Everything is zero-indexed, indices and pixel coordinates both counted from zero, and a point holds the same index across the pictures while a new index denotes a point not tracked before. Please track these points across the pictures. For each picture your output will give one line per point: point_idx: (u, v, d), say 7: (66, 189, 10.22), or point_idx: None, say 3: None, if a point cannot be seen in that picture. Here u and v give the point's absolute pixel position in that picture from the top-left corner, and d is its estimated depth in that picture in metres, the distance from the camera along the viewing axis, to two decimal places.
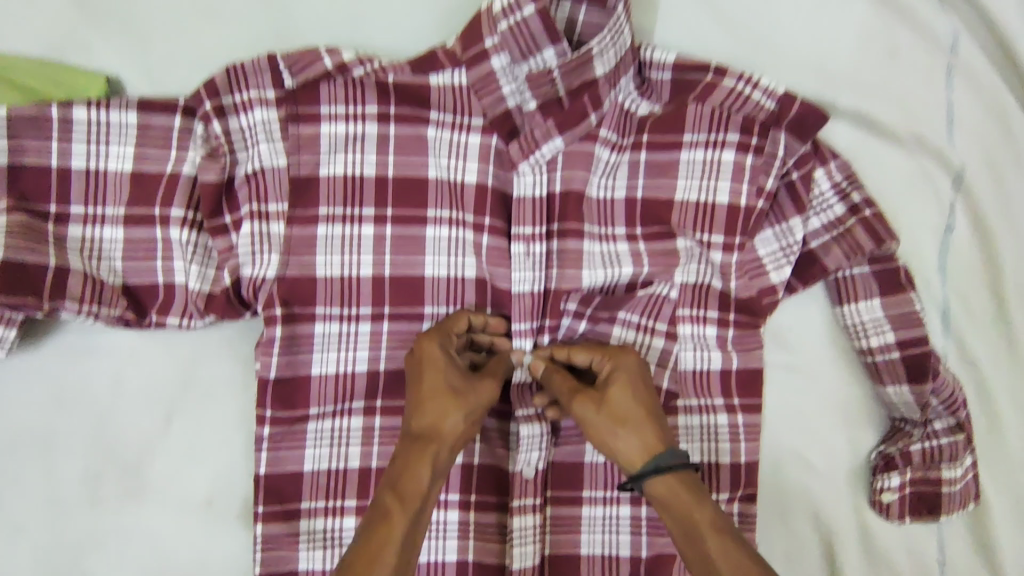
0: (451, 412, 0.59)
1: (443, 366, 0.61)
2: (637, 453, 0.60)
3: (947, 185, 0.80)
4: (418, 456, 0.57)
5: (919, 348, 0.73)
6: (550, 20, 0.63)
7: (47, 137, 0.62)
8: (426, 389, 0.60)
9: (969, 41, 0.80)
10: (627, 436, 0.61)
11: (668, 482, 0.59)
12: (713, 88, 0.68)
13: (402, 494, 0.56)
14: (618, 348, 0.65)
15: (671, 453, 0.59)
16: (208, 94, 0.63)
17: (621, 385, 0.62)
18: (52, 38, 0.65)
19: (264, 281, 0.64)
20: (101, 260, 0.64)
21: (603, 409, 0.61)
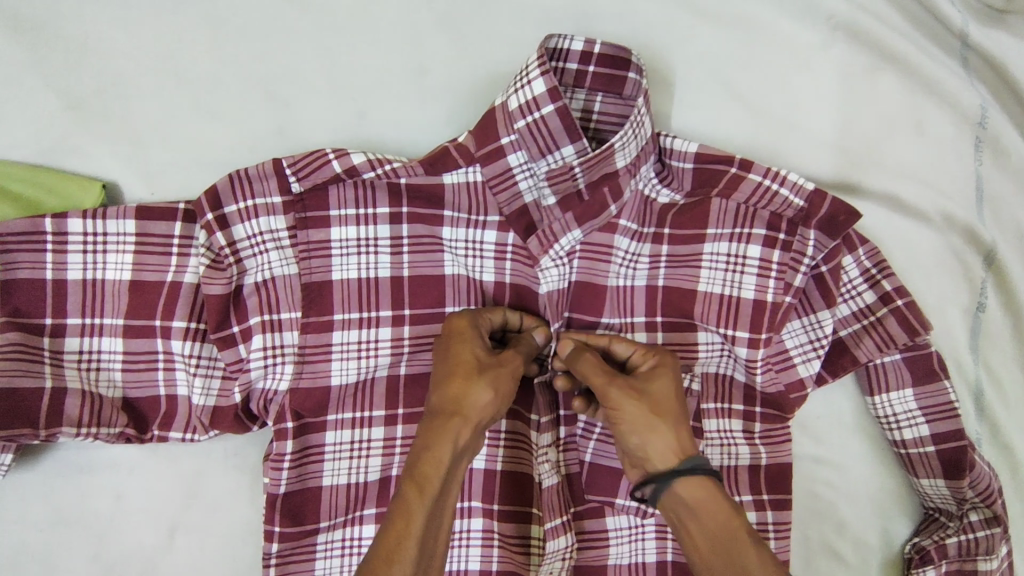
0: (470, 383, 0.54)
1: (467, 338, 0.56)
2: (670, 453, 0.54)
3: (977, 264, 0.77)
4: (439, 432, 0.52)
5: (955, 442, 0.69)
6: (570, 119, 0.60)
7: (41, 249, 0.60)
8: (449, 361, 0.55)
9: (998, 112, 0.76)
10: (666, 430, 0.54)
11: (705, 486, 0.53)
12: (740, 180, 0.65)
13: (419, 470, 0.50)
14: (662, 347, 0.60)
15: (704, 457, 0.54)
16: (211, 205, 0.60)
17: (666, 382, 0.57)
18: (49, 143, 0.63)
19: (276, 393, 0.61)
20: (100, 373, 0.61)
21: (645, 398, 0.56)
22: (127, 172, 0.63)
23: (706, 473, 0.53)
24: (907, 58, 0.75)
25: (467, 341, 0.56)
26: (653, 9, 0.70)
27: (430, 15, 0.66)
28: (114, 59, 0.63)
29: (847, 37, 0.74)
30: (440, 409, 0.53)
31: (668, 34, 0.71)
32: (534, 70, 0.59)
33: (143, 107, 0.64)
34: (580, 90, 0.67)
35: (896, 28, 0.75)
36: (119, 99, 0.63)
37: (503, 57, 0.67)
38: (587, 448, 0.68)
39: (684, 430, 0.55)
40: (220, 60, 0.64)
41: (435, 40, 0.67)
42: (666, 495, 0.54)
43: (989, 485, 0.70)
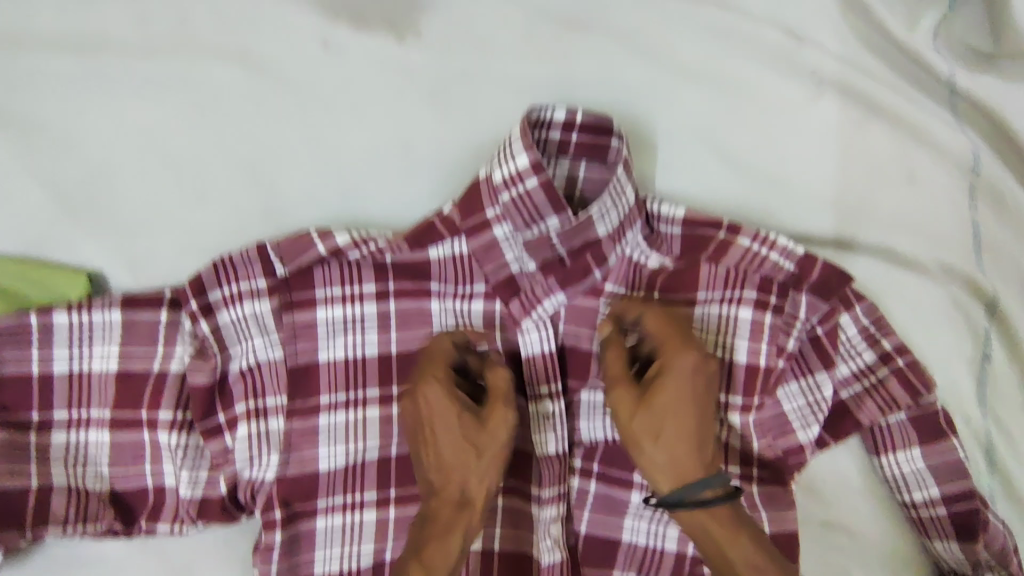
0: (464, 468, 0.56)
1: (445, 412, 0.57)
2: (666, 475, 0.58)
3: (979, 313, 0.75)
4: (447, 524, 0.55)
5: (966, 503, 0.68)
6: (554, 193, 0.59)
7: (27, 344, 0.60)
8: (434, 443, 0.57)
9: (991, 160, 0.76)
10: (657, 455, 0.57)
11: (699, 515, 0.57)
12: (727, 247, 0.65)
13: (446, 545, 0.55)
14: (679, 340, 0.58)
15: (699, 484, 0.56)
16: (194, 292, 0.60)
17: (662, 399, 0.58)
18: (34, 237, 0.63)
19: (263, 483, 0.60)
20: (87, 467, 0.60)
21: (637, 418, 0.58)
22: (112, 262, 0.63)
23: (701, 505, 0.56)
24: (893, 111, 0.74)
25: (444, 417, 0.57)
26: (637, 73, 0.70)
27: (413, 90, 0.66)
28: (97, 150, 0.64)
29: (834, 91, 0.73)
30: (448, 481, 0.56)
31: (652, 98, 0.70)
32: (516, 145, 0.58)
33: (128, 196, 0.64)
34: (564, 158, 0.66)
35: (883, 80, 0.75)
36: (103, 189, 0.64)
37: (486, 129, 0.67)
38: (582, 519, 0.66)
39: (685, 450, 0.57)
40: (202, 145, 0.65)
41: (419, 115, 0.66)
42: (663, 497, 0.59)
43: (1006, 543, 0.67)
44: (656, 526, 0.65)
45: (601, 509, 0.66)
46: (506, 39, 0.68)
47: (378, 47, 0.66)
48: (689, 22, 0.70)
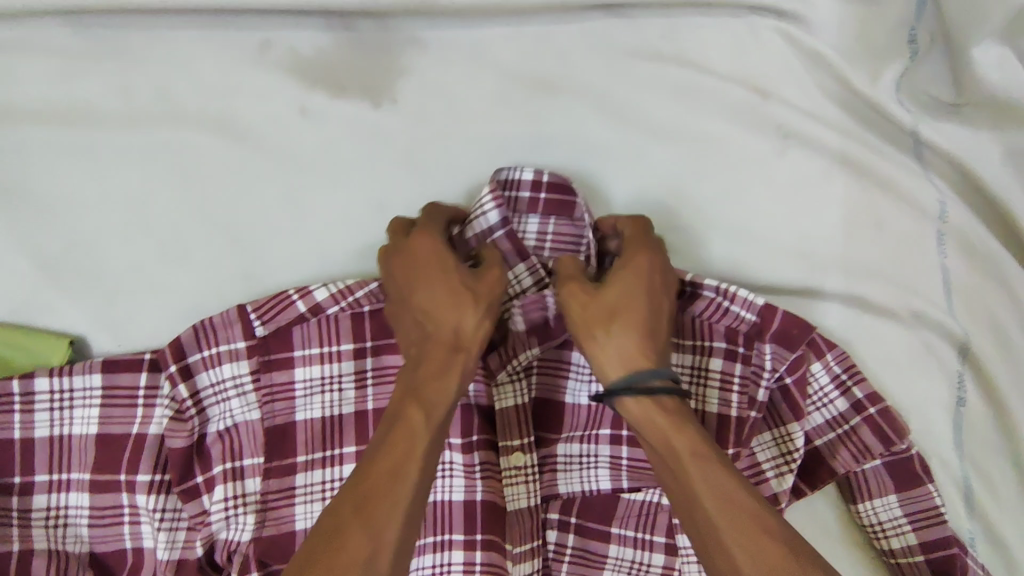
0: (430, 285, 0.59)
1: (414, 289, 0.59)
2: (614, 361, 0.60)
3: (951, 356, 0.76)
4: (399, 421, 0.54)
5: (943, 551, 0.68)
6: (509, 249, 0.65)
7: (10, 409, 0.61)
8: (414, 290, 0.59)
9: (956, 206, 0.77)
10: (609, 339, 0.61)
11: (644, 401, 0.58)
12: (694, 299, 0.67)
13: (397, 443, 0.52)
14: (639, 247, 0.63)
15: (648, 372, 0.58)
16: (174, 356, 0.61)
17: (614, 287, 0.62)
18: (18, 304, 0.65)
19: (239, 544, 0.60)
20: (67, 529, 0.61)
21: (591, 309, 0.61)
22: (94, 326, 0.65)
23: (645, 391, 0.57)
24: (858, 161, 0.76)
25: (415, 291, 0.59)
26: (606, 132, 0.72)
27: (387, 153, 0.69)
28: (80, 218, 0.66)
29: (799, 144, 0.75)
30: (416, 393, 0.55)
31: (622, 155, 0.72)
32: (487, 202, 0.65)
33: (110, 262, 0.66)
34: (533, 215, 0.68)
35: (847, 132, 0.77)
36: (85, 255, 0.65)
37: (458, 190, 0.69)
38: (560, 571, 0.68)
39: (634, 337, 0.60)
40: (182, 211, 0.66)
41: (393, 177, 0.69)
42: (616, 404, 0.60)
43: None
44: None
45: (578, 561, 0.68)
46: (478, 103, 0.70)
47: (354, 112, 0.69)
48: (655, 82, 0.73)
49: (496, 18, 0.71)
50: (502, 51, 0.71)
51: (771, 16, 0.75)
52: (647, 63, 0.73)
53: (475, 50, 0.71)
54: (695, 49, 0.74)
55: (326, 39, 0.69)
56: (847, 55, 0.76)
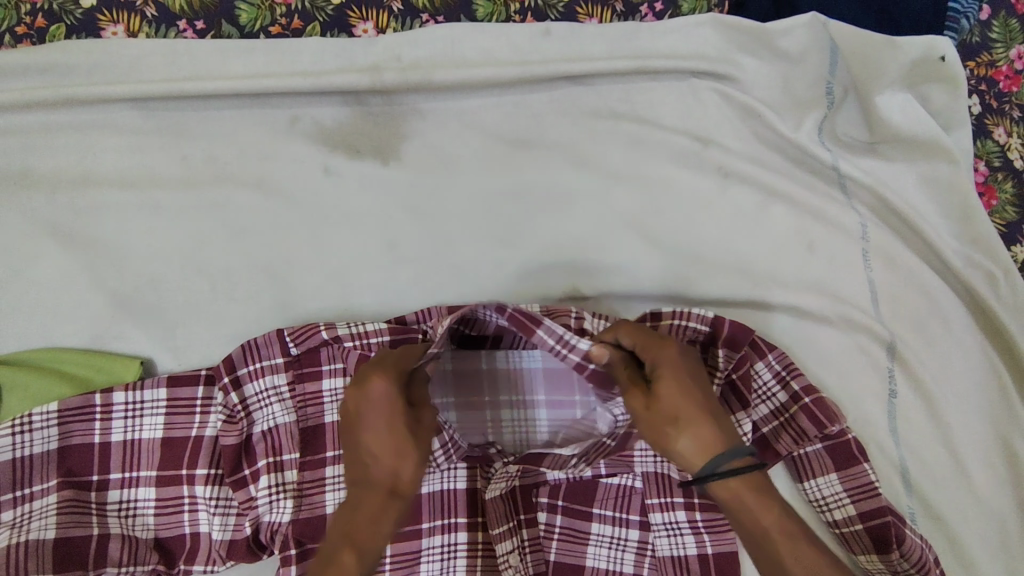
0: (389, 437, 0.60)
1: (376, 435, 0.60)
2: (695, 452, 0.62)
3: (882, 355, 0.89)
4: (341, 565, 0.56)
5: (879, 519, 0.78)
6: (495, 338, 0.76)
7: (90, 419, 0.75)
8: (372, 436, 0.60)
9: (878, 228, 0.91)
10: (683, 434, 0.62)
11: (729, 485, 0.61)
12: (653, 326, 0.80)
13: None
14: (670, 348, 0.67)
15: (727, 454, 0.60)
16: (227, 368, 0.74)
17: (669, 377, 0.64)
18: (98, 334, 0.81)
19: (281, 525, 0.73)
20: (136, 518, 0.74)
21: (658, 408, 0.63)
22: (159, 350, 0.81)
23: (731, 473, 0.61)
24: (792, 193, 0.90)
25: (375, 437, 0.60)
26: (574, 178, 0.87)
27: (396, 202, 0.85)
28: (149, 263, 0.82)
29: (738, 181, 0.90)
30: (349, 539, 0.57)
31: (588, 196, 0.87)
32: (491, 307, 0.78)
33: (172, 297, 0.82)
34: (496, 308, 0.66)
35: (781, 169, 0.91)
36: (153, 292, 0.82)
37: (454, 229, 0.85)
38: (551, 547, 0.79)
39: (704, 427, 0.62)
40: (229, 255, 0.83)
41: (401, 220, 0.84)
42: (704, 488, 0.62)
43: (921, 556, 0.78)
44: (613, 551, 0.79)
45: (566, 538, 0.79)
46: (468, 159, 0.86)
47: (368, 170, 0.85)
48: (613, 136, 0.88)
49: (481, 90, 0.87)
50: (487, 117, 0.87)
51: (707, 78, 0.90)
52: (605, 121, 0.89)
53: (463, 117, 0.87)
54: (645, 107, 0.90)
55: (344, 112, 0.86)
56: (773, 107, 0.91)
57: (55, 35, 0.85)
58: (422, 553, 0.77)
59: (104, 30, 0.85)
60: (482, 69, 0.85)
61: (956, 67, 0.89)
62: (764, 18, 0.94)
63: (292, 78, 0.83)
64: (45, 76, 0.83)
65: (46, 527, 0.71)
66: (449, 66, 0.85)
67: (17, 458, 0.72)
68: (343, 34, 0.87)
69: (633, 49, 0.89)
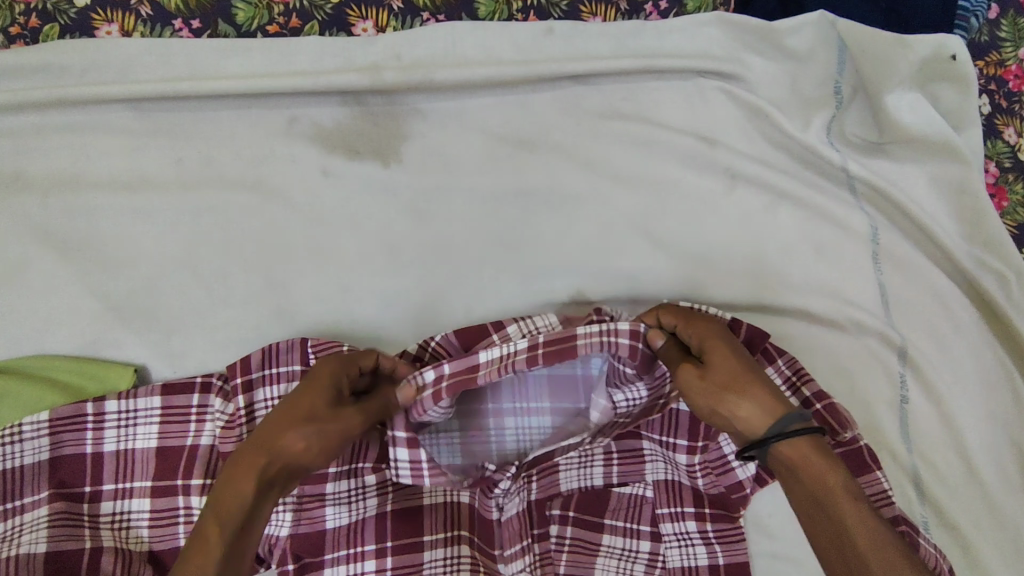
0: (303, 403, 0.62)
1: (303, 393, 0.63)
2: (759, 415, 0.60)
3: (893, 360, 0.87)
4: (222, 502, 0.56)
5: (894, 528, 0.76)
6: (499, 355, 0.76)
7: (83, 428, 0.73)
8: (292, 400, 0.63)
9: (888, 230, 0.89)
10: (744, 399, 0.61)
11: (795, 446, 0.58)
12: None
13: (217, 518, 0.56)
14: (714, 323, 0.68)
15: (796, 413, 0.59)
16: (241, 370, 0.73)
17: (719, 348, 0.65)
18: (91, 341, 0.79)
19: (278, 539, 0.73)
20: (129, 530, 0.72)
21: (713, 377, 0.63)
22: (153, 358, 0.79)
23: (796, 433, 0.58)
24: (800, 195, 0.88)
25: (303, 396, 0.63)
26: (578, 180, 0.85)
27: (396, 205, 0.83)
28: (142, 268, 0.80)
29: (745, 182, 0.88)
30: (214, 505, 0.57)
31: (593, 198, 0.85)
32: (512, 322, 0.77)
33: (167, 303, 0.80)
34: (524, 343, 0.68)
35: (788, 171, 0.89)
36: (147, 298, 0.80)
37: (455, 233, 0.83)
38: (562, 561, 0.76)
39: (761, 391, 0.61)
40: (226, 260, 0.81)
41: (401, 223, 0.82)
42: (769, 458, 0.60)
43: (935, 562, 0.77)
44: (624, 564, 0.77)
45: (576, 550, 0.77)
46: (470, 160, 0.84)
47: (367, 172, 0.83)
48: (618, 137, 0.87)
49: (483, 90, 0.85)
50: (489, 117, 0.86)
51: (713, 77, 0.89)
52: (610, 121, 0.87)
53: (465, 118, 0.85)
54: (651, 107, 0.88)
55: (343, 113, 0.84)
56: (781, 107, 0.89)
57: (48, 35, 0.83)
58: (423, 565, 0.74)
59: (98, 29, 0.83)
60: (484, 69, 0.83)
61: (968, 65, 0.87)
62: (771, 16, 0.92)
63: (290, 78, 0.81)
64: (37, 77, 0.81)
65: (37, 540, 0.69)
66: (450, 66, 0.83)
67: (6, 469, 0.71)
68: (342, 33, 0.85)
69: (638, 48, 0.87)
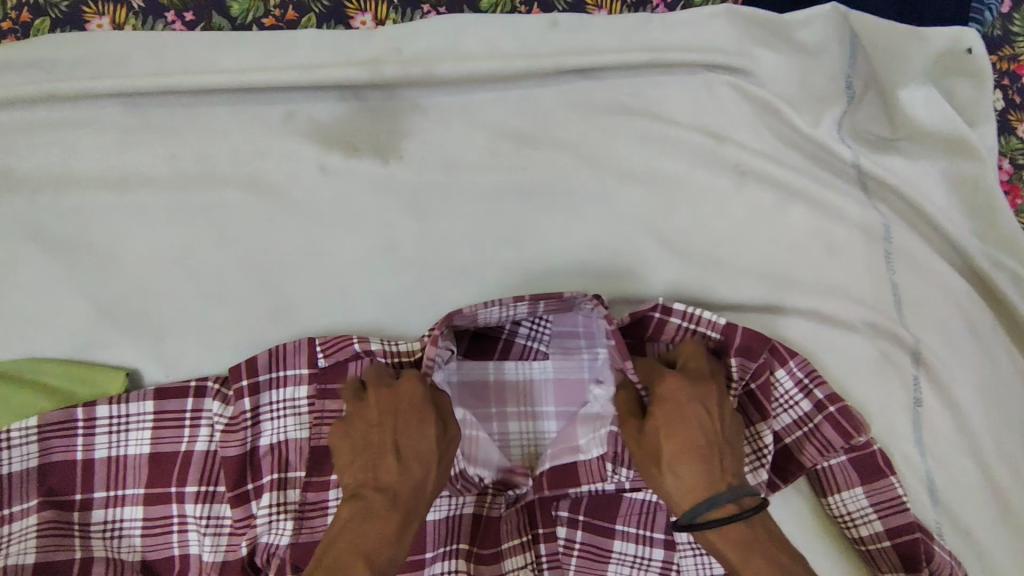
0: (412, 431, 0.62)
1: (408, 415, 0.62)
2: (680, 495, 0.63)
3: (906, 362, 0.85)
4: (376, 529, 0.58)
5: (909, 536, 0.75)
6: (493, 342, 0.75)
7: (72, 434, 0.71)
8: (404, 424, 0.62)
9: (901, 229, 0.87)
10: (669, 475, 0.64)
11: (712, 530, 0.62)
12: (663, 324, 0.75)
13: (370, 551, 0.57)
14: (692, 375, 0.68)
15: (706, 503, 0.61)
16: (248, 372, 0.71)
17: (666, 416, 0.65)
18: (82, 343, 0.77)
19: (279, 547, 0.68)
20: (123, 539, 0.70)
21: (641, 445, 0.66)
22: (145, 361, 0.77)
23: (711, 520, 0.61)
24: (811, 193, 0.86)
25: (410, 419, 0.62)
26: (582, 177, 0.83)
27: (396, 203, 0.80)
28: (134, 269, 0.78)
29: (755, 180, 0.85)
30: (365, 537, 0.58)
31: (600, 195, 0.83)
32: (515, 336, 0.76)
33: (160, 305, 0.78)
34: (522, 304, 0.65)
35: (798, 168, 0.87)
36: (138, 299, 0.77)
37: (457, 231, 0.81)
38: (570, 565, 0.74)
39: (691, 471, 0.63)
40: (221, 260, 0.78)
41: (401, 222, 0.80)
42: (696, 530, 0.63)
43: (951, 570, 0.75)
44: (636, 570, 0.75)
45: (587, 556, 0.75)
46: (472, 157, 0.82)
47: (367, 169, 0.81)
48: (623, 132, 0.84)
49: (486, 85, 0.83)
50: (492, 113, 0.83)
51: (722, 72, 0.86)
52: (616, 117, 0.85)
53: (467, 113, 0.83)
54: (658, 103, 0.86)
55: (341, 109, 0.82)
56: (791, 102, 0.87)
57: (40, 29, 0.80)
58: None
59: (90, 23, 0.80)
60: (486, 62, 0.81)
61: (984, 59, 0.84)
62: (781, 8, 0.90)
63: (286, 73, 0.78)
64: (26, 72, 0.78)
65: (26, 551, 0.68)
66: (451, 59, 0.81)
67: None
68: (340, 26, 0.83)
69: (645, 41, 0.85)
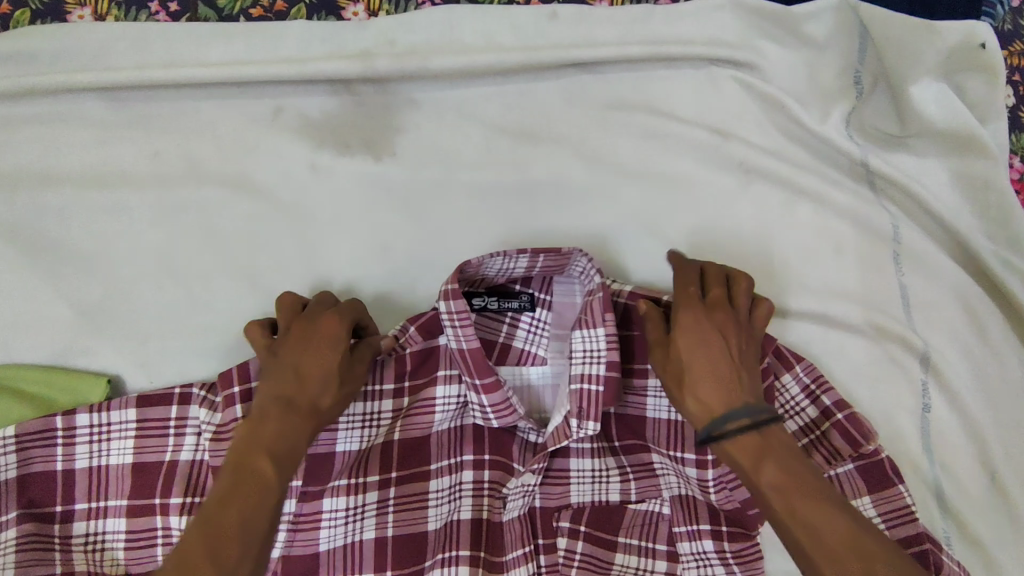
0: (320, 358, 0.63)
1: (320, 340, 0.64)
2: (701, 414, 0.62)
3: (914, 366, 0.82)
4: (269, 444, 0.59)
5: (917, 546, 0.72)
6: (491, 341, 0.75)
7: (52, 444, 0.68)
8: (315, 352, 0.64)
9: (910, 229, 0.84)
10: (692, 395, 0.63)
11: (742, 442, 0.60)
12: None
13: (263, 465, 0.57)
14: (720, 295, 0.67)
15: (728, 415, 0.60)
16: (238, 378, 0.67)
17: (690, 335, 0.64)
18: (62, 348, 0.74)
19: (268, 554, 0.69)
20: (105, 552, 0.67)
21: (668, 366, 0.65)
22: (128, 367, 0.74)
23: (736, 429, 0.60)
24: (818, 192, 0.83)
25: (321, 343, 0.64)
26: (583, 175, 0.80)
27: (389, 202, 0.77)
28: (116, 271, 0.75)
29: (760, 178, 0.83)
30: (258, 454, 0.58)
31: (601, 193, 0.80)
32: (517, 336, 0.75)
33: (144, 308, 0.75)
34: (524, 255, 0.67)
35: (805, 166, 0.84)
36: (121, 303, 0.75)
37: (452, 231, 0.78)
38: None
39: (712, 387, 0.62)
40: (206, 261, 0.75)
41: (394, 222, 0.77)
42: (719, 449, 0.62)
43: None
44: None
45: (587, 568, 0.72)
46: (468, 154, 0.79)
47: (360, 166, 0.78)
48: (625, 129, 0.81)
49: (483, 79, 0.80)
50: (488, 108, 0.80)
51: (728, 66, 0.83)
52: (617, 113, 0.82)
53: (463, 108, 0.80)
54: (661, 98, 0.83)
55: (332, 103, 0.79)
56: (798, 98, 0.84)
57: (18, 21, 0.77)
58: None
59: (71, 14, 0.77)
60: (483, 55, 0.78)
61: (997, 55, 0.81)
62: None
63: (275, 66, 0.75)
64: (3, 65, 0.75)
65: (5, 566, 0.65)
66: (447, 52, 0.78)
67: None
68: (331, 16, 0.79)
69: (648, 34, 0.82)
